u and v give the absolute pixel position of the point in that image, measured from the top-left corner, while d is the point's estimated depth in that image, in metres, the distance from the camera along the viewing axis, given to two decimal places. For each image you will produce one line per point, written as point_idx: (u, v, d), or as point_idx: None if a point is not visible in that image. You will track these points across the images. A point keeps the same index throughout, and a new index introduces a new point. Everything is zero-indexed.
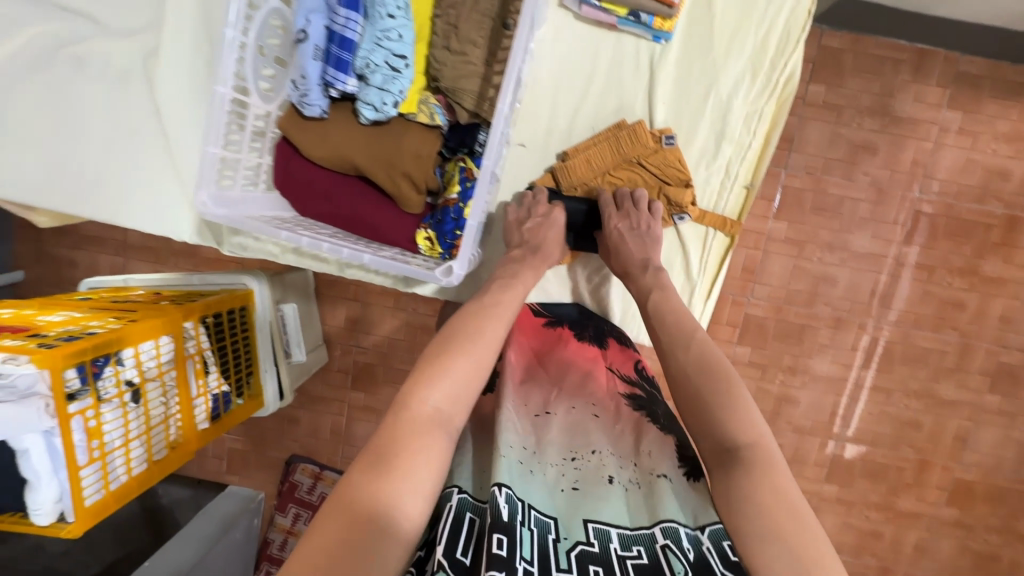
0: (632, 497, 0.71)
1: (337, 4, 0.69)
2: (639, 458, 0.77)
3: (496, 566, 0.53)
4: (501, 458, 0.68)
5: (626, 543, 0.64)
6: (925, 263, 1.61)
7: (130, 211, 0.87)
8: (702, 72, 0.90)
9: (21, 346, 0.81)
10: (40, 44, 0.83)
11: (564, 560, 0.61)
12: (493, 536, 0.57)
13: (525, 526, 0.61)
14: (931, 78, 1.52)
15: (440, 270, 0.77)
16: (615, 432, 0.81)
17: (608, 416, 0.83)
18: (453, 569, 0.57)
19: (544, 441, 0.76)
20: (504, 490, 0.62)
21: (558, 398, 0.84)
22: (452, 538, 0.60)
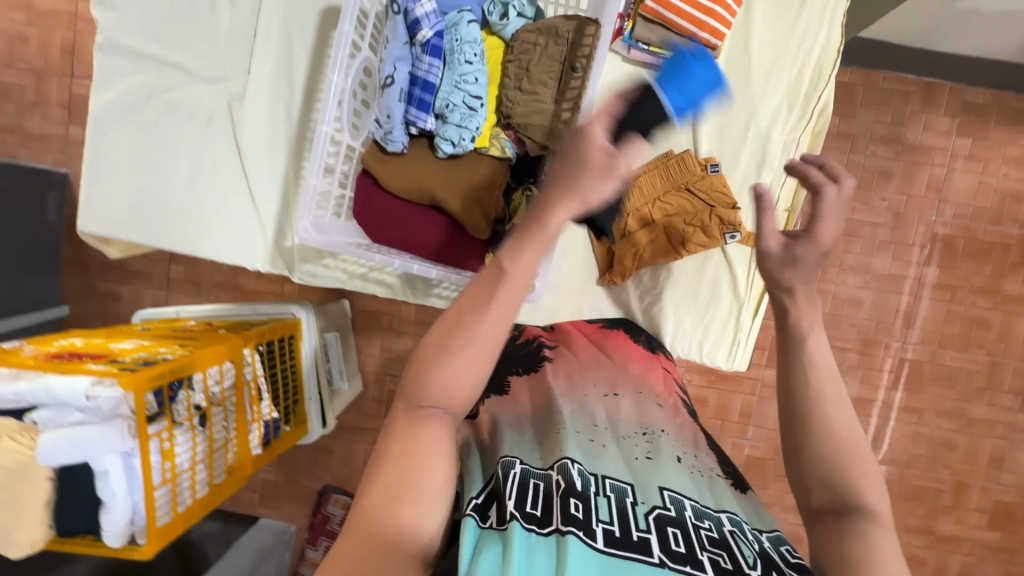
0: (698, 480, 0.71)
1: (421, 52, 0.78)
2: (699, 452, 0.78)
3: (573, 525, 0.57)
4: (569, 437, 0.71)
5: (700, 514, 0.64)
6: (947, 283, 1.65)
7: (209, 244, 0.94)
8: (742, 107, 0.96)
9: (106, 370, 0.86)
10: (134, 93, 0.91)
11: (643, 521, 0.61)
12: (569, 500, 0.60)
13: (600, 494, 0.63)
14: (940, 108, 1.60)
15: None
16: (677, 423, 0.83)
17: (670, 407, 0.85)
18: (526, 520, 0.58)
19: (614, 420, 0.79)
20: (575, 464, 0.66)
21: (623, 380, 0.88)
22: (521, 495, 0.61)
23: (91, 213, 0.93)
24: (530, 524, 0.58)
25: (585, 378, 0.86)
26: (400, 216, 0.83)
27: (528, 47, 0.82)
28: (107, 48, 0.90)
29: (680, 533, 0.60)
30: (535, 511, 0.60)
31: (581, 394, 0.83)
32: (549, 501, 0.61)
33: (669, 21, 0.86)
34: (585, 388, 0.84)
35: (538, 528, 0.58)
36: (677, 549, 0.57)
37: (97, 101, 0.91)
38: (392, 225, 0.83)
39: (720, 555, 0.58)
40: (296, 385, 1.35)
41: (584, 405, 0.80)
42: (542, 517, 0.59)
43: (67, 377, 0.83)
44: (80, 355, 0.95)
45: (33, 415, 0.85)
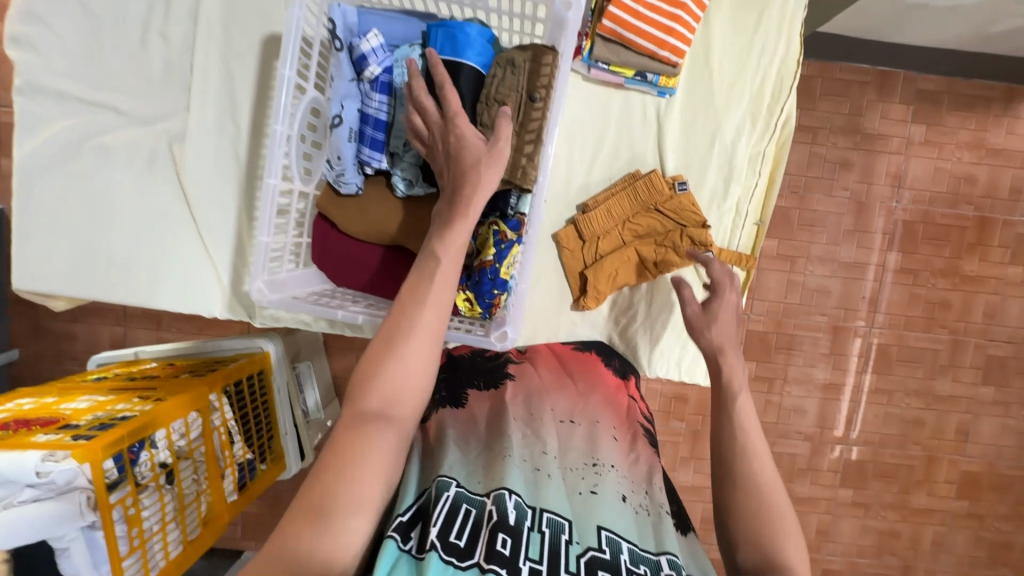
0: (642, 522, 0.72)
1: (370, 89, 0.73)
2: (651, 488, 0.79)
3: (495, 562, 0.59)
4: (514, 467, 0.74)
5: (635, 559, 0.65)
6: (909, 267, 1.70)
7: (162, 295, 0.89)
8: (706, 123, 0.94)
9: (57, 441, 0.80)
10: (63, 139, 0.84)
11: (573, 562, 0.62)
12: (497, 535, 0.62)
13: (534, 530, 0.65)
14: (895, 97, 1.63)
15: (496, 336, 0.82)
16: (631, 457, 0.83)
17: (626, 441, 0.86)
18: (445, 550, 0.60)
19: (565, 449, 0.81)
20: (512, 496, 0.68)
21: (582, 409, 0.89)
22: (447, 523, 0.64)
23: (26, 271, 0.87)
24: (448, 555, 0.60)
25: (545, 403, 0.89)
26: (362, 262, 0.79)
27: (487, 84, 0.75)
28: (27, 92, 0.83)
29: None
30: (457, 541, 0.62)
31: (538, 421, 0.85)
32: (477, 531, 0.64)
33: (628, 40, 0.83)
34: (543, 414, 0.86)
35: (459, 559, 0.60)
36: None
37: (22, 148, 0.84)
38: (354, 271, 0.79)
39: None
40: (270, 420, 1.30)
41: (538, 434, 0.82)
42: (465, 547, 0.61)
43: (14, 454, 0.77)
44: (29, 423, 0.89)
45: None
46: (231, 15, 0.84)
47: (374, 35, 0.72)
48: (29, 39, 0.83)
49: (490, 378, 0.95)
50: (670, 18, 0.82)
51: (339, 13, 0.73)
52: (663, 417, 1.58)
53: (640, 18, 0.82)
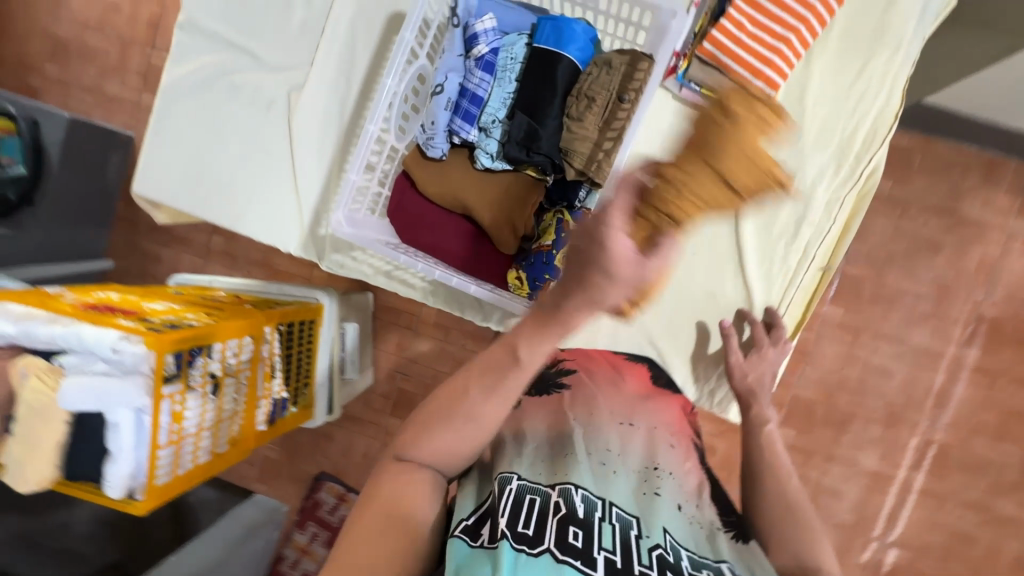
0: (699, 535, 0.67)
1: (474, 66, 0.80)
2: (702, 502, 0.73)
3: (571, 554, 0.56)
4: (577, 462, 0.72)
5: (697, 564, 0.61)
6: (988, 368, 1.57)
7: (249, 220, 0.98)
8: (788, 161, 0.93)
9: (134, 328, 0.90)
10: (205, 71, 0.96)
11: (644, 557, 0.59)
12: (568, 527, 0.59)
13: (604, 521, 0.62)
14: (1002, 186, 1.54)
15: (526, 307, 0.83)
16: (686, 467, 0.79)
17: (682, 449, 0.82)
18: (517, 539, 0.57)
19: (626, 449, 0.78)
20: (579, 491, 0.66)
21: (640, 412, 0.86)
22: (515, 512, 0.60)
23: (147, 178, 0.99)
24: (520, 542, 0.56)
25: (601, 404, 0.85)
26: (430, 220, 0.84)
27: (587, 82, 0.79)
28: (186, 26, 0.96)
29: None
30: (527, 530, 0.58)
31: (596, 419, 0.82)
32: (545, 520, 0.60)
33: (725, 65, 0.85)
34: (601, 413, 0.83)
35: (530, 547, 0.56)
36: None
37: (170, 73, 0.97)
38: (422, 228, 0.84)
39: None
40: (309, 368, 1.38)
41: (597, 432, 0.79)
42: (535, 535, 0.58)
43: (99, 328, 0.87)
44: (114, 309, 1.00)
45: (63, 358, 0.90)
46: None
47: (489, 18, 0.79)
48: None
49: (541, 385, 0.90)
50: (770, 51, 0.84)
51: None
52: None
53: (741, 41, 0.84)
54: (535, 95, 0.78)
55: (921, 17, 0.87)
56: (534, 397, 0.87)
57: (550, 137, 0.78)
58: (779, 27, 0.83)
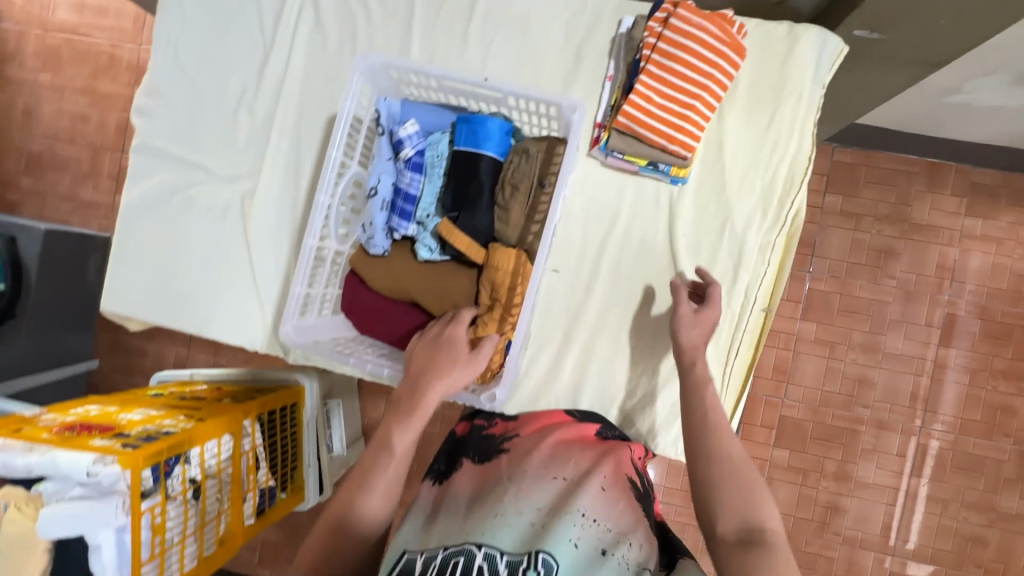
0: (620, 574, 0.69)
1: (403, 167, 0.84)
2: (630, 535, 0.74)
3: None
4: (503, 526, 0.72)
5: None
6: (966, 366, 1.59)
7: (216, 323, 1.01)
8: (715, 210, 0.94)
9: (108, 447, 0.92)
10: (160, 189, 1.02)
11: None
12: None
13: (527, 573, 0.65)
14: (946, 188, 1.59)
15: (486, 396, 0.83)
16: (619, 508, 0.76)
17: (615, 489, 0.78)
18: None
19: (561, 500, 0.76)
20: (504, 556, 0.68)
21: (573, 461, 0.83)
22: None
23: (113, 295, 1.03)
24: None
25: (537, 463, 0.83)
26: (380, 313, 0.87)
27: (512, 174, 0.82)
28: (141, 150, 1.03)
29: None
30: None
31: (527, 478, 0.80)
32: None
33: (640, 134, 0.88)
34: (534, 473, 0.81)
35: None
36: None
37: (129, 195, 1.02)
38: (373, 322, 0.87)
39: None
40: (296, 452, 1.38)
41: (531, 489, 0.78)
42: None
43: (74, 453, 0.89)
44: (90, 427, 1.02)
45: (40, 485, 0.91)
46: (307, 97, 1.00)
47: (411, 124, 0.84)
48: (150, 111, 1.03)
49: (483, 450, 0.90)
50: (684, 108, 0.86)
51: (384, 104, 0.85)
52: (684, 498, 1.52)
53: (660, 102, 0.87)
54: (462, 191, 0.82)
55: (817, 68, 0.89)
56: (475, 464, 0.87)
57: (483, 226, 0.82)
58: (692, 86, 0.86)
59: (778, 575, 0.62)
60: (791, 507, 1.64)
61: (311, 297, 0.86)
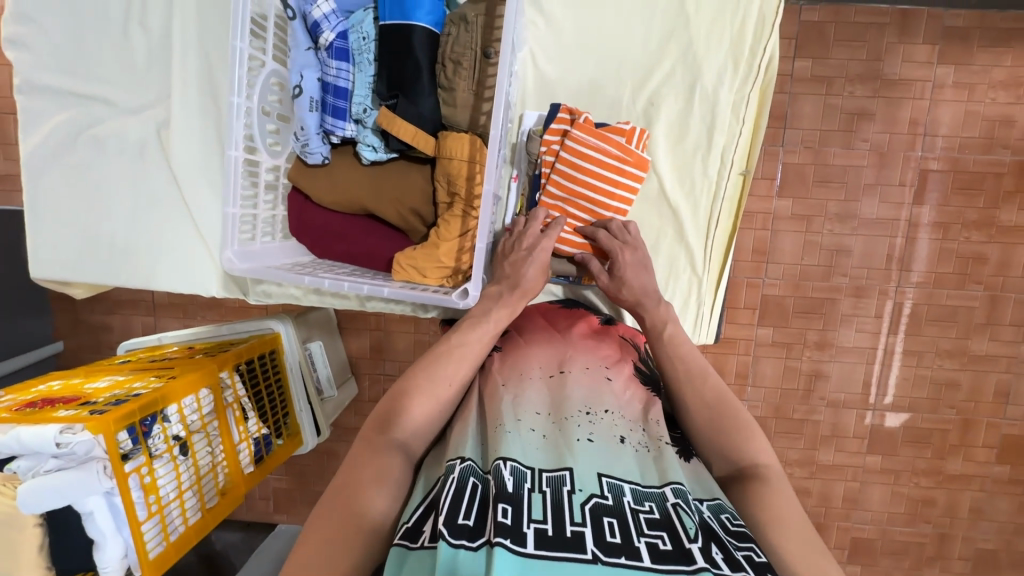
0: (643, 461, 0.63)
1: (327, 56, 0.78)
2: (647, 425, 0.69)
3: (501, 534, 0.50)
4: (508, 434, 0.63)
5: (639, 496, 0.58)
6: (940, 221, 1.60)
7: (161, 273, 0.93)
8: (683, 74, 0.95)
9: (75, 416, 0.87)
10: (62, 131, 0.89)
11: (578, 513, 0.55)
12: (498, 505, 0.53)
13: (535, 491, 0.57)
14: (918, 37, 1.51)
15: (457, 294, 0.82)
16: (627, 396, 0.72)
17: (622, 378, 0.75)
18: (455, 535, 0.52)
19: (561, 401, 0.70)
20: (509, 463, 0.59)
21: (572, 355, 0.77)
22: (454, 503, 0.55)
23: (40, 260, 0.93)
24: (458, 538, 0.51)
25: (529, 360, 0.76)
26: (333, 231, 0.85)
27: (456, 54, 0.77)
28: (26, 89, 0.88)
29: (616, 523, 0.54)
30: (466, 521, 0.53)
31: (524, 377, 0.73)
32: (483, 511, 0.55)
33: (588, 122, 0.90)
34: (529, 372, 0.74)
35: (469, 539, 0.52)
36: (611, 540, 0.52)
37: (27, 143, 0.89)
38: (330, 241, 0.86)
39: (658, 535, 0.53)
40: (285, 398, 1.34)
41: (525, 391, 0.71)
42: (474, 526, 0.53)
43: (37, 427, 0.84)
44: (53, 402, 0.96)
45: (13, 464, 0.86)
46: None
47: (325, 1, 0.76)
48: (24, 39, 0.87)
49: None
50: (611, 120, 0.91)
51: None
52: None
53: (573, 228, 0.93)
54: (397, 74, 0.77)
55: None
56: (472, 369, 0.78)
57: (428, 113, 0.78)
58: (612, 162, 0.90)
59: (777, 506, 0.62)
60: (778, 380, 1.71)
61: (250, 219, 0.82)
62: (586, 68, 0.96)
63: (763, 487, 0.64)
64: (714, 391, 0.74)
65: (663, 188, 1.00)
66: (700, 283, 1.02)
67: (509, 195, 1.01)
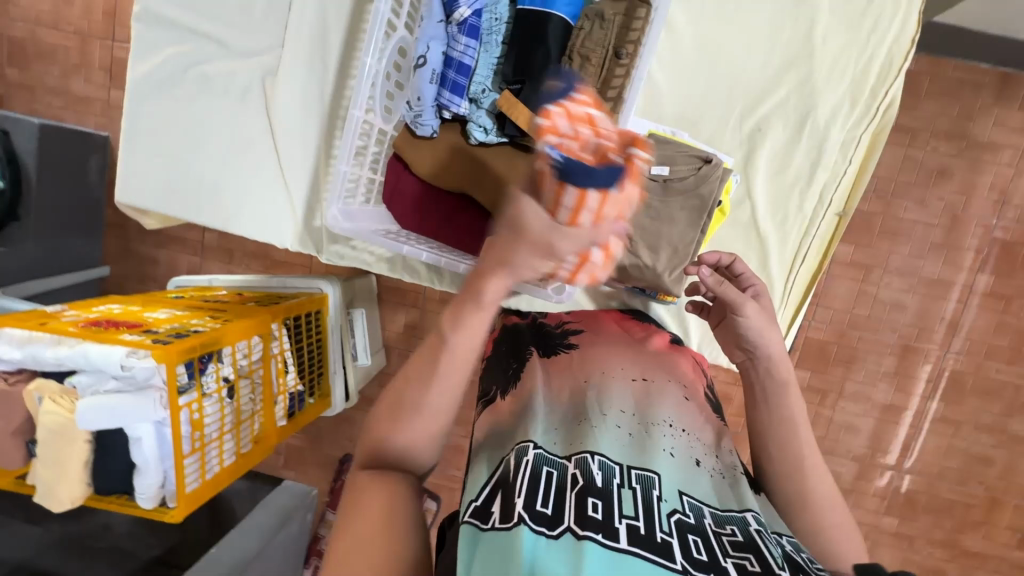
0: (719, 486, 0.63)
1: (457, 32, 0.79)
2: (720, 451, 0.69)
3: (591, 528, 0.50)
4: (597, 429, 0.64)
5: (721, 520, 0.58)
6: (1000, 292, 1.55)
7: (241, 219, 0.94)
8: (798, 102, 0.96)
9: (139, 342, 0.89)
10: (171, 64, 0.90)
11: (665, 522, 0.54)
12: (587, 499, 0.54)
13: (624, 487, 0.57)
14: (1015, 103, 1.47)
15: (554, 289, 0.87)
16: (703, 416, 0.72)
17: (698, 402, 0.74)
18: (535, 520, 0.51)
19: (645, 407, 0.69)
20: (597, 458, 0.60)
21: (652, 365, 0.77)
22: (532, 492, 0.54)
23: (130, 185, 0.94)
24: (538, 524, 0.51)
25: (611, 360, 0.76)
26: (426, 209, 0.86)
27: (586, 49, 0.81)
28: (144, 17, 0.89)
29: (701, 541, 0.53)
30: (545, 508, 0.53)
31: (607, 376, 0.73)
32: (562, 498, 0.55)
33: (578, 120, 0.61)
34: (612, 371, 0.74)
35: (550, 526, 0.51)
36: (698, 557, 0.51)
37: (135, 69, 0.91)
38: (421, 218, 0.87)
39: (744, 557, 0.52)
40: (321, 359, 1.35)
41: (609, 391, 0.70)
42: (554, 513, 0.52)
43: (105, 346, 0.86)
44: (116, 324, 0.98)
45: (73, 378, 0.89)
46: None
47: None
48: None
49: (548, 343, 0.82)
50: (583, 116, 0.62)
51: None
52: None
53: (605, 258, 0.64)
54: (525, 61, 0.79)
55: None
56: (543, 357, 0.78)
57: None
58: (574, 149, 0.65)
59: None
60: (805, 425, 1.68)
61: (355, 180, 0.84)
62: (699, 82, 0.97)
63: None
64: (822, 492, 0.72)
65: (754, 216, 1.01)
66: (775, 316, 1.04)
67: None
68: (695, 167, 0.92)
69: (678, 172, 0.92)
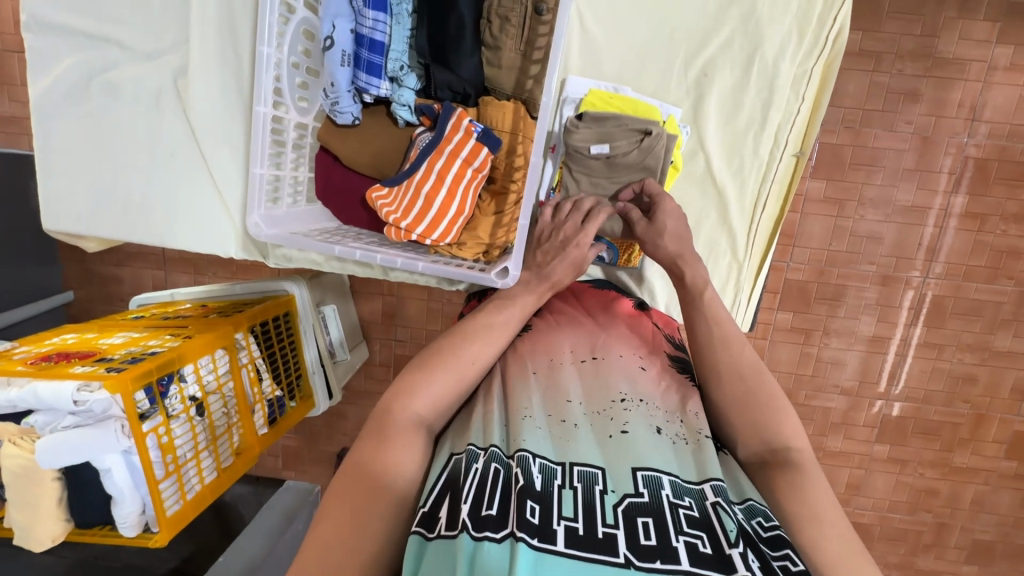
0: (682, 452, 0.62)
1: (363, 6, 0.76)
2: (685, 415, 0.67)
3: (525, 530, 0.50)
4: (531, 427, 0.62)
5: (679, 491, 0.57)
6: (975, 211, 1.54)
7: (174, 232, 0.89)
8: (742, 42, 0.92)
9: (92, 372, 0.85)
10: (73, 75, 0.84)
11: (610, 514, 0.54)
12: (525, 503, 0.53)
13: (564, 488, 0.56)
14: (978, 13, 1.41)
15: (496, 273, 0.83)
16: (663, 389, 0.70)
17: (655, 370, 0.73)
18: (478, 527, 0.51)
19: (590, 389, 0.68)
20: (538, 459, 0.58)
21: (605, 341, 0.76)
22: (477, 495, 0.54)
23: (53, 210, 0.89)
24: (481, 529, 0.51)
25: (561, 344, 0.75)
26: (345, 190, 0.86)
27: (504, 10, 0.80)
28: (34, 26, 0.82)
29: (652, 524, 0.52)
30: (490, 511, 0.52)
31: (555, 363, 0.72)
32: (508, 500, 0.54)
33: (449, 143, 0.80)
34: (558, 355, 0.73)
35: (495, 529, 0.51)
36: (645, 543, 0.51)
37: (36, 85, 0.84)
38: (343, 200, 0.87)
39: (697, 536, 0.52)
40: (297, 360, 1.32)
41: (559, 379, 0.69)
42: (499, 516, 0.52)
43: (53, 381, 0.83)
44: (68, 356, 0.95)
45: (29, 419, 0.87)
46: None
47: None
48: None
49: None
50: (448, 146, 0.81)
51: None
52: None
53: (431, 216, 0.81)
54: (441, 29, 0.80)
55: None
56: None
57: (470, 75, 0.82)
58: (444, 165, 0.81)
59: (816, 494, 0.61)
60: (793, 365, 1.69)
61: (275, 184, 0.83)
62: (636, 32, 0.93)
63: (799, 472, 0.63)
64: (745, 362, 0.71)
65: (710, 167, 0.99)
66: (744, 262, 1.02)
67: (546, 166, 0.99)
68: (638, 140, 0.89)
69: (620, 148, 0.90)
